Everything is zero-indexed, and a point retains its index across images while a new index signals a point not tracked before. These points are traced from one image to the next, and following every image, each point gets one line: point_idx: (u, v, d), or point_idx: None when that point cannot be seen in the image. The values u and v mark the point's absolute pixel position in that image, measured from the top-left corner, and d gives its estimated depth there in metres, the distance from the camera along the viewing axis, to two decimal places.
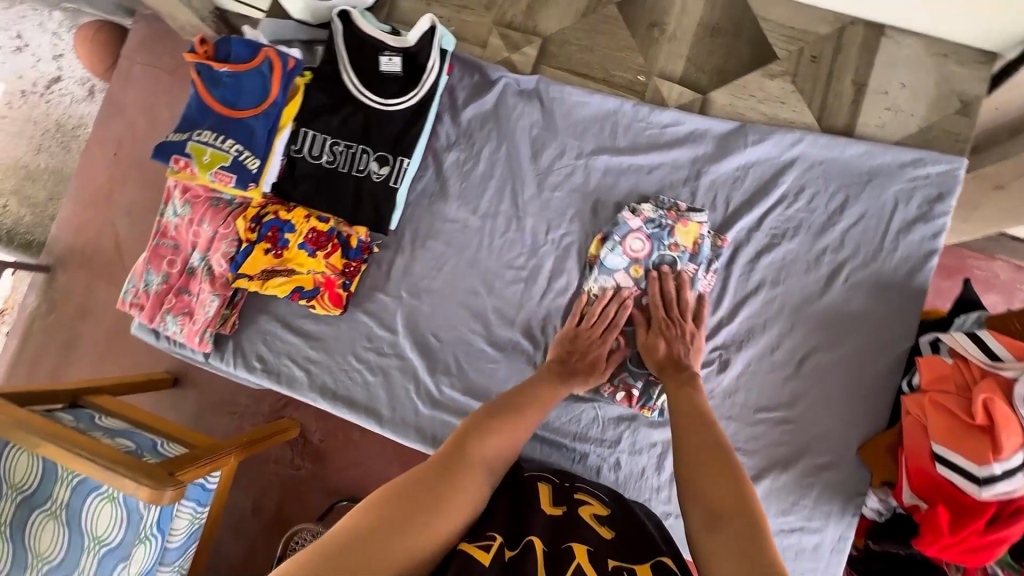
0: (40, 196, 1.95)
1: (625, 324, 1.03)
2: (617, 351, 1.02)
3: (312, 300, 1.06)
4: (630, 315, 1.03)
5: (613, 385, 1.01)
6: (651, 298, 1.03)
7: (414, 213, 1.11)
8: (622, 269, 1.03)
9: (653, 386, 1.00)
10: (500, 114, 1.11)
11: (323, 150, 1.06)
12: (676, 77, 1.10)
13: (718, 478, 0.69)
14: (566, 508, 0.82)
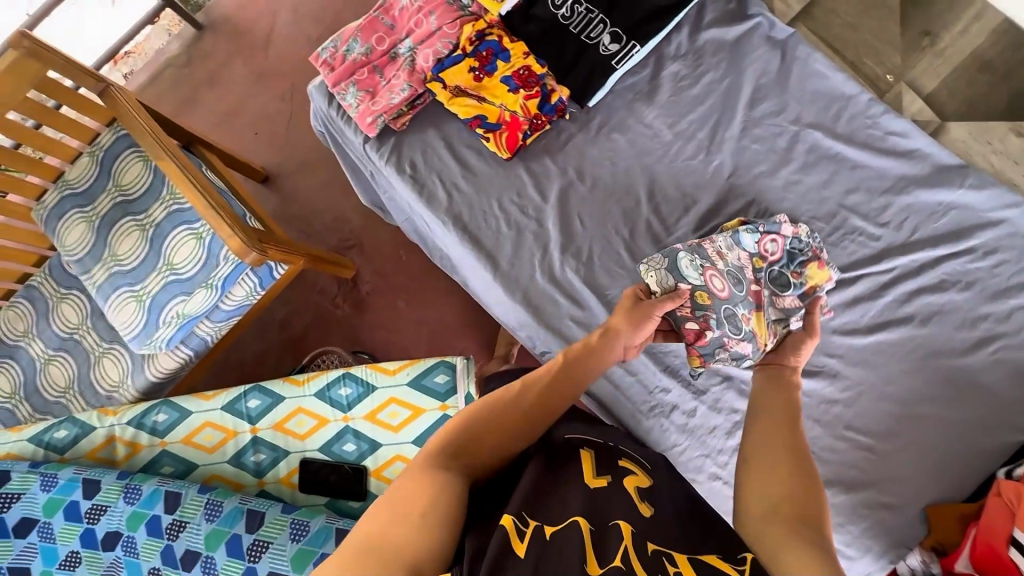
0: None
1: (732, 283, 0.95)
2: (717, 292, 0.95)
3: (489, 133, 1.08)
4: (738, 281, 0.95)
5: (694, 313, 0.95)
6: (756, 290, 0.95)
7: (613, 102, 1.10)
8: (747, 252, 0.97)
9: (718, 348, 0.95)
10: (738, 49, 1.09)
11: (565, 3, 1.06)
12: (923, 93, 1.07)
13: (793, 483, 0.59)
14: (608, 474, 0.67)
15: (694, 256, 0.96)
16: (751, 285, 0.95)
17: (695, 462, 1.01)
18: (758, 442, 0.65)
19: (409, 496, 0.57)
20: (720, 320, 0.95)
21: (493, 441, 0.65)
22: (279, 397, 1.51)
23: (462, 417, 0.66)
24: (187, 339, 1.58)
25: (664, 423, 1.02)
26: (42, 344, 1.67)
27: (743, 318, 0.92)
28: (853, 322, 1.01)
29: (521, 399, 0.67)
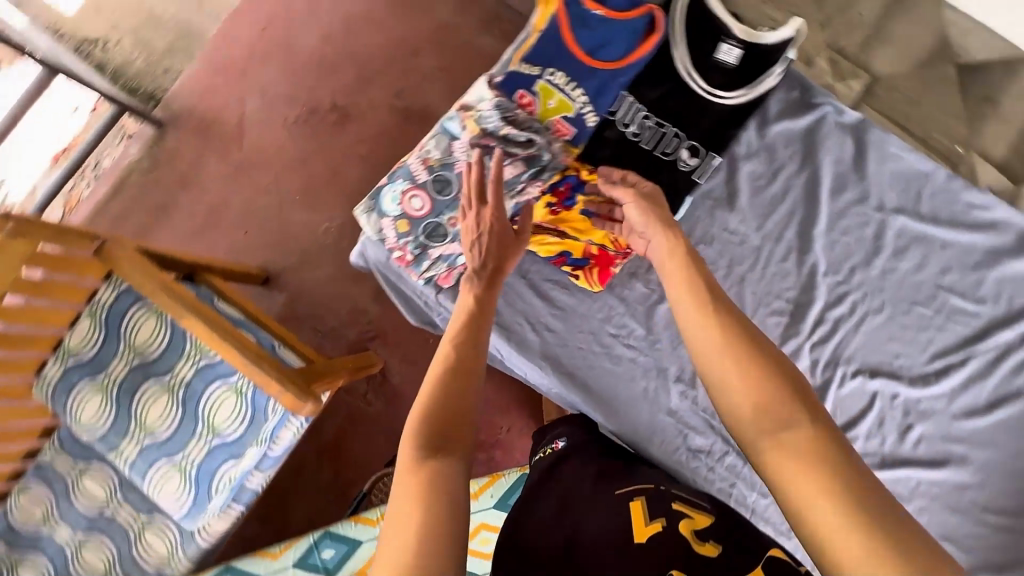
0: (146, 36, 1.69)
1: (437, 191, 0.98)
2: (419, 211, 0.99)
3: (577, 270, 1.02)
4: (446, 186, 0.98)
5: (399, 241, 1.00)
6: None
7: (694, 212, 1.06)
8: (462, 137, 0.96)
9: (427, 257, 1.01)
10: (810, 140, 1.06)
11: (635, 120, 0.99)
12: (994, 160, 1.06)
13: (777, 406, 0.51)
14: (666, 523, 0.61)
15: (391, 186, 1.00)
16: (464, 175, 0.96)
17: None
18: (748, 358, 0.54)
19: (420, 497, 0.54)
20: (426, 237, 1.00)
21: (461, 412, 0.61)
22: (358, 542, 1.20)
23: (417, 403, 0.61)
24: (238, 496, 1.36)
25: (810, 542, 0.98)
26: (68, 528, 1.43)
27: (448, 223, 0.98)
28: (971, 403, 1.01)
29: (447, 370, 0.63)
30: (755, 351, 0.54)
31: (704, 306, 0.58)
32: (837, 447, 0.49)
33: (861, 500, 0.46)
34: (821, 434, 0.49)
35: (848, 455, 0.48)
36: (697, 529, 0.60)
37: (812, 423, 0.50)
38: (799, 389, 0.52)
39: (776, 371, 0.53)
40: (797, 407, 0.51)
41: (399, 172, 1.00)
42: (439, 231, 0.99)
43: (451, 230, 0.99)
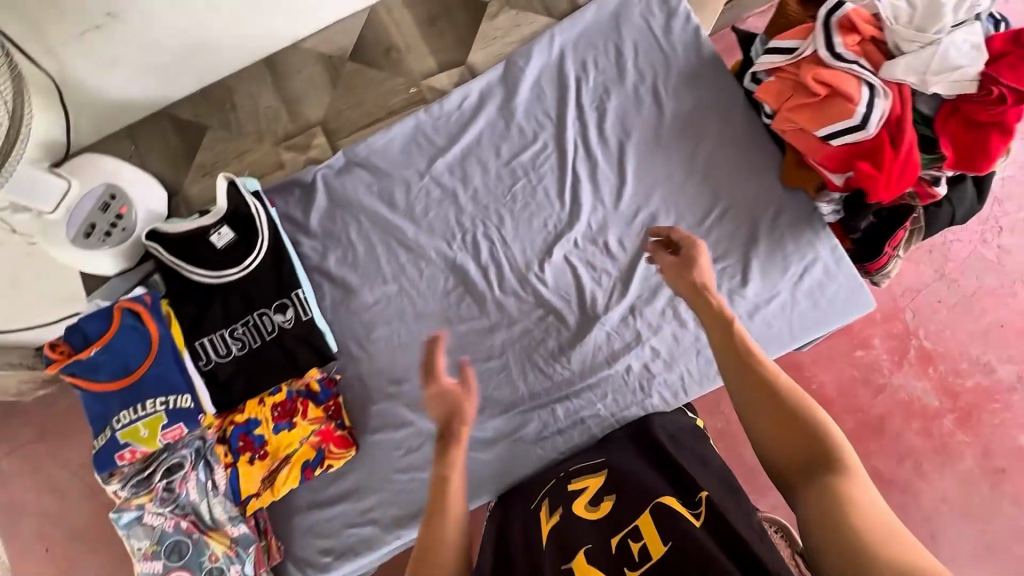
0: None
1: (178, 558, 0.96)
2: None
3: (324, 461, 1.03)
4: (181, 546, 0.96)
5: None
6: (186, 519, 0.97)
7: (343, 324, 1.11)
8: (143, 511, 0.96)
9: None
10: (339, 200, 1.15)
11: (227, 343, 1.04)
12: (436, 69, 1.20)
13: (794, 442, 0.68)
14: (563, 510, 0.78)
15: None
16: (179, 523, 0.97)
17: (701, 365, 1.04)
18: (756, 386, 0.73)
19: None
20: None
21: (452, 531, 0.74)
22: None
23: (450, 484, 0.76)
24: None
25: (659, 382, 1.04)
26: None
27: (213, 561, 0.97)
28: (611, 188, 1.12)
29: (455, 490, 0.76)
30: (766, 390, 0.72)
31: (728, 344, 0.77)
32: (814, 446, 0.67)
33: (819, 487, 0.64)
34: (815, 435, 0.67)
35: (804, 452, 0.68)
36: (589, 501, 0.78)
37: (799, 436, 0.68)
38: (810, 418, 0.69)
39: (775, 405, 0.71)
40: (801, 425, 0.69)
41: None
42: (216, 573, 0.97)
43: (222, 561, 0.97)
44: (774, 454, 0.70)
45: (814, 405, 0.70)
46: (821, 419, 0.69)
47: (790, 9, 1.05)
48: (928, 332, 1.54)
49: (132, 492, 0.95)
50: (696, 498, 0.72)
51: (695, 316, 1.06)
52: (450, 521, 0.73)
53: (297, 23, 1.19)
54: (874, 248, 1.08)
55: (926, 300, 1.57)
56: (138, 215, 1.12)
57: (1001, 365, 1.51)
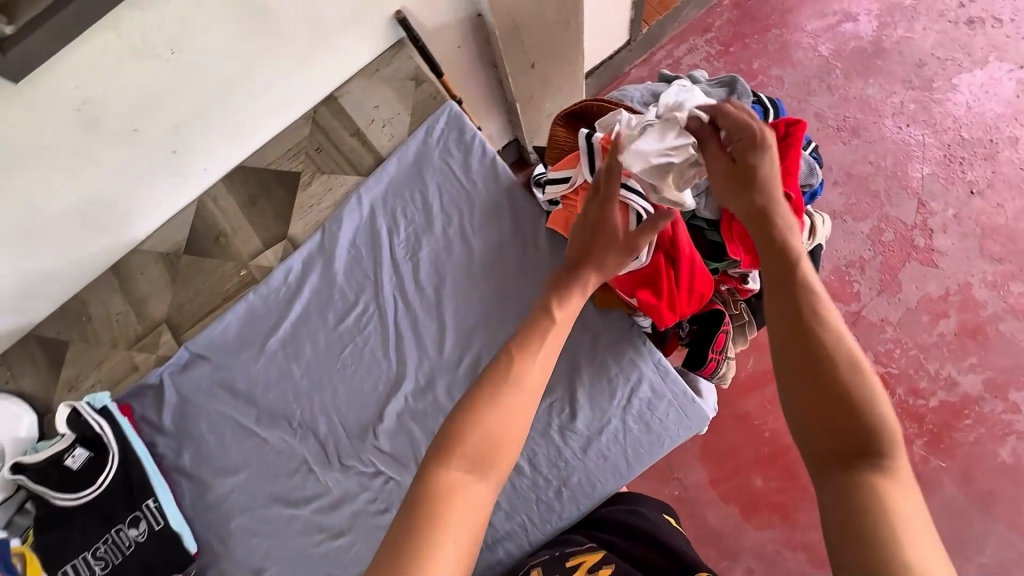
0: None
1: None
2: None
3: None
4: None
5: None
6: None
7: (202, 520, 1.14)
8: None
9: None
10: (186, 394, 1.20)
11: (91, 565, 1.08)
12: (262, 247, 1.27)
13: (821, 401, 0.57)
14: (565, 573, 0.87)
15: None
16: None
17: (543, 509, 1.02)
18: (791, 335, 0.60)
19: (410, 546, 0.55)
20: None
21: (513, 426, 0.64)
22: None
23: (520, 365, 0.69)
24: None
25: (502, 535, 1.02)
26: None
27: None
28: (434, 336, 1.13)
29: (546, 358, 0.72)
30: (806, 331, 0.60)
31: (780, 260, 0.66)
32: (852, 423, 0.55)
33: (847, 479, 0.54)
34: (841, 392, 0.56)
35: (845, 431, 0.55)
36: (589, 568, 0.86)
37: (831, 389, 0.57)
38: (842, 376, 0.57)
39: (812, 350, 0.59)
40: (835, 381, 0.57)
41: None
42: None
43: None
44: (805, 436, 0.58)
45: (852, 351, 0.58)
46: (862, 367, 0.57)
47: (561, 137, 1.06)
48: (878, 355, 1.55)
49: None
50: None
51: (530, 459, 1.04)
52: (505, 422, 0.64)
53: (130, 231, 1.26)
54: (699, 355, 1.03)
55: (868, 323, 1.58)
56: (8, 446, 1.20)
57: (962, 377, 1.50)
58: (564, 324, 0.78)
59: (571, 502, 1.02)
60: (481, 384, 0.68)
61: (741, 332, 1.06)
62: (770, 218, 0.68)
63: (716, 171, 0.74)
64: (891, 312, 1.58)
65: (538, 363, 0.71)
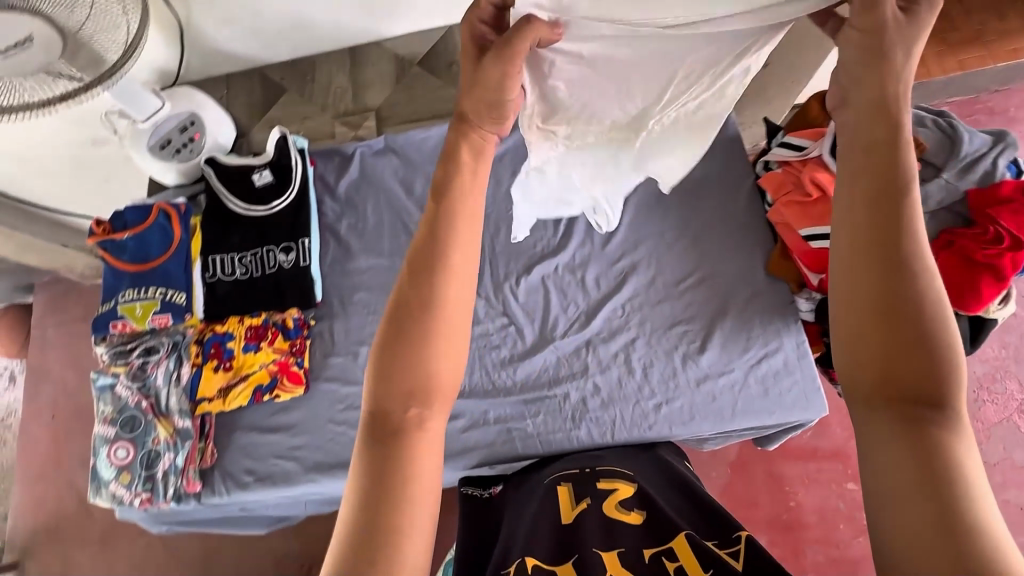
0: (59, 478, 2.10)
1: (131, 430, 1.10)
2: (129, 457, 1.09)
3: (274, 390, 1.13)
4: (135, 420, 1.10)
5: (132, 489, 1.08)
6: (145, 400, 1.09)
7: (333, 280, 1.23)
8: (115, 381, 1.11)
9: (161, 480, 1.09)
10: (368, 175, 1.30)
11: (234, 265, 1.18)
12: None
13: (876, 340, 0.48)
14: (591, 501, 0.86)
15: (98, 458, 1.10)
16: (140, 402, 1.10)
17: (637, 415, 1.06)
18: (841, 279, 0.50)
19: (382, 529, 0.47)
20: (150, 468, 1.09)
21: (447, 358, 0.53)
22: None
23: (443, 264, 0.53)
24: None
25: (591, 417, 1.07)
26: None
27: (155, 442, 1.09)
28: (603, 228, 1.19)
29: (460, 251, 0.54)
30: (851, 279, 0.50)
31: (872, 183, 0.49)
32: (919, 366, 0.46)
33: (903, 427, 0.46)
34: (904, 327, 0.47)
35: (906, 373, 0.46)
36: (621, 501, 0.86)
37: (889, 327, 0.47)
38: (914, 312, 0.47)
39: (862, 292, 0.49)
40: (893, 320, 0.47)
41: (98, 443, 1.10)
42: (154, 454, 1.09)
43: (162, 446, 1.09)
44: (854, 376, 0.49)
45: (929, 285, 0.47)
46: (933, 298, 0.47)
47: (812, 113, 1.10)
48: None
49: (112, 360, 1.10)
50: (736, 544, 0.73)
51: (644, 368, 1.09)
52: (441, 351, 0.52)
53: (386, 28, 1.34)
54: None
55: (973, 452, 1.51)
56: (207, 142, 1.33)
57: None
58: (467, 182, 0.57)
59: (664, 422, 1.05)
60: (410, 279, 0.53)
61: None
62: (888, 116, 0.50)
63: (849, 58, 0.53)
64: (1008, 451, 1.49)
65: (446, 282, 0.53)
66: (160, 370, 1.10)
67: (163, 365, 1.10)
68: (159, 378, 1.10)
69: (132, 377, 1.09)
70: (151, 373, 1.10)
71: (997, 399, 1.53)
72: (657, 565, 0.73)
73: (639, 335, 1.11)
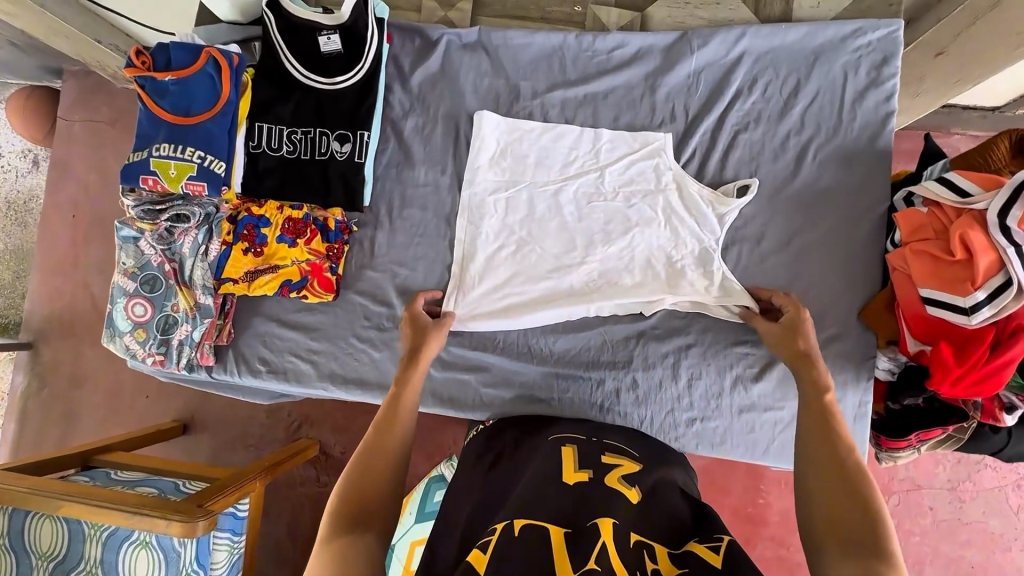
0: (75, 279, 2.13)
1: (151, 291, 1.05)
2: (146, 315, 1.05)
3: (302, 290, 1.06)
4: (156, 282, 1.04)
5: (145, 346, 1.06)
6: (168, 265, 1.03)
7: (385, 185, 1.11)
8: (140, 236, 1.03)
9: (174, 347, 1.06)
10: (449, 72, 1.11)
11: (282, 140, 1.06)
12: (611, 1, 1.12)
13: (839, 517, 0.68)
14: (593, 471, 0.82)
15: (115, 307, 1.06)
16: (163, 266, 1.03)
17: (666, 423, 1.01)
18: (810, 408, 0.82)
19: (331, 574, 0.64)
20: (165, 333, 1.06)
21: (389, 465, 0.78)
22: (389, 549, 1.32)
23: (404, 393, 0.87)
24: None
25: (619, 411, 1.02)
26: None
27: (174, 310, 1.05)
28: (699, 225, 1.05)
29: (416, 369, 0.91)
30: (830, 433, 0.77)
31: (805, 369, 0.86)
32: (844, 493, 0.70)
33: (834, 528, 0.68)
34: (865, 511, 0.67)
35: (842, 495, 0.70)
36: (623, 477, 0.82)
37: (860, 536, 0.65)
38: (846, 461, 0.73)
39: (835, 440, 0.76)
40: (863, 510, 0.67)
41: (116, 292, 1.06)
42: (172, 321, 1.05)
43: (180, 315, 1.05)
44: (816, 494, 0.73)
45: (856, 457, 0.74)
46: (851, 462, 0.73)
47: (996, 153, 0.90)
48: (941, 545, 1.49)
49: (139, 216, 0.99)
50: (718, 540, 0.69)
51: (690, 378, 1.01)
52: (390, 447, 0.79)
53: None
54: (900, 427, 1.00)
55: (965, 516, 1.49)
56: None
57: None
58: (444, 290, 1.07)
59: (692, 438, 1.01)
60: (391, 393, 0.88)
61: (946, 440, 1.00)
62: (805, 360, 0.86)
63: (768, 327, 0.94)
64: (1003, 526, 1.48)
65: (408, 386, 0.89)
66: (187, 240, 1.02)
67: (191, 236, 1.01)
68: (186, 249, 1.02)
69: (158, 238, 1.01)
70: (177, 240, 1.02)
71: (1000, 468, 1.49)
72: (638, 557, 0.68)
73: (696, 343, 1.02)
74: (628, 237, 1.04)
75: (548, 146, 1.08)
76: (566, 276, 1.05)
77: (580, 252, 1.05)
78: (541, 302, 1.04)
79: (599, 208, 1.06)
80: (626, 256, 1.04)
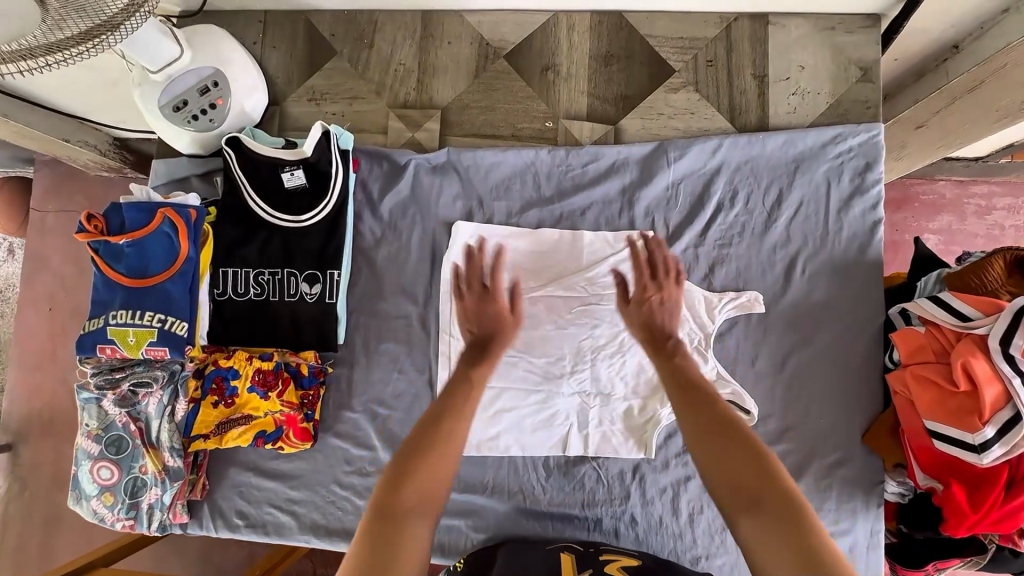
0: None
1: (116, 453, 0.98)
2: (113, 479, 0.99)
3: (278, 442, 1.01)
4: (122, 443, 0.98)
5: (113, 510, 1.00)
6: (134, 427, 0.97)
7: (360, 319, 1.06)
8: (102, 398, 0.97)
9: (143, 510, 1.00)
10: (419, 196, 1.07)
11: (248, 284, 1.01)
12: (583, 114, 1.09)
13: (743, 483, 0.65)
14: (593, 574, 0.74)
15: (79, 470, 1.00)
16: (127, 428, 0.98)
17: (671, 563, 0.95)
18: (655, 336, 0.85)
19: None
20: (133, 496, 0.99)
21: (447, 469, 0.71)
22: None
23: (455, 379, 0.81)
24: None
25: None
26: None
27: (142, 473, 0.99)
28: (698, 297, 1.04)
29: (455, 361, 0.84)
30: (705, 403, 0.74)
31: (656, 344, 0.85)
32: (754, 471, 0.65)
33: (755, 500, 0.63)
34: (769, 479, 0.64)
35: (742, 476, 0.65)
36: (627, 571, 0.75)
37: (775, 502, 0.62)
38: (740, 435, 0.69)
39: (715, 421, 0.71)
40: (760, 469, 0.65)
41: (79, 455, 0.99)
42: (140, 483, 0.99)
43: (149, 478, 0.99)
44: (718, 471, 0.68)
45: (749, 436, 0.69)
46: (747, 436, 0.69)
47: (991, 273, 0.86)
48: None
49: (98, 384, 0.95)
50: None
51: (692, 512, 0.96)
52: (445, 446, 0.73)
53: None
54: (915, 555, 0.95)
55: None
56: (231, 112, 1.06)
57: None
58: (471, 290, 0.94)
59: None
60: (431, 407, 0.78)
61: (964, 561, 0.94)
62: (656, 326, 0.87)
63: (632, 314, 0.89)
64: None
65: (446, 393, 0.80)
66: (152, 401, 0.97)
67: (156, 398, 0.96)
68: (151, 409, 0.97)
69: (120, 400, 0.96)
70: (142, 401, 0.97)
71: None
72: None
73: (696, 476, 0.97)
74: (623, 361, 0.99)
75: (534, 261, 1.03)
76: (557, 399, 1.00)
77: (569, 369, 1.00)
78: (530, 431, 1.00)
79: (590, 323, 1.00)
80: (619, 376, 0.99)
